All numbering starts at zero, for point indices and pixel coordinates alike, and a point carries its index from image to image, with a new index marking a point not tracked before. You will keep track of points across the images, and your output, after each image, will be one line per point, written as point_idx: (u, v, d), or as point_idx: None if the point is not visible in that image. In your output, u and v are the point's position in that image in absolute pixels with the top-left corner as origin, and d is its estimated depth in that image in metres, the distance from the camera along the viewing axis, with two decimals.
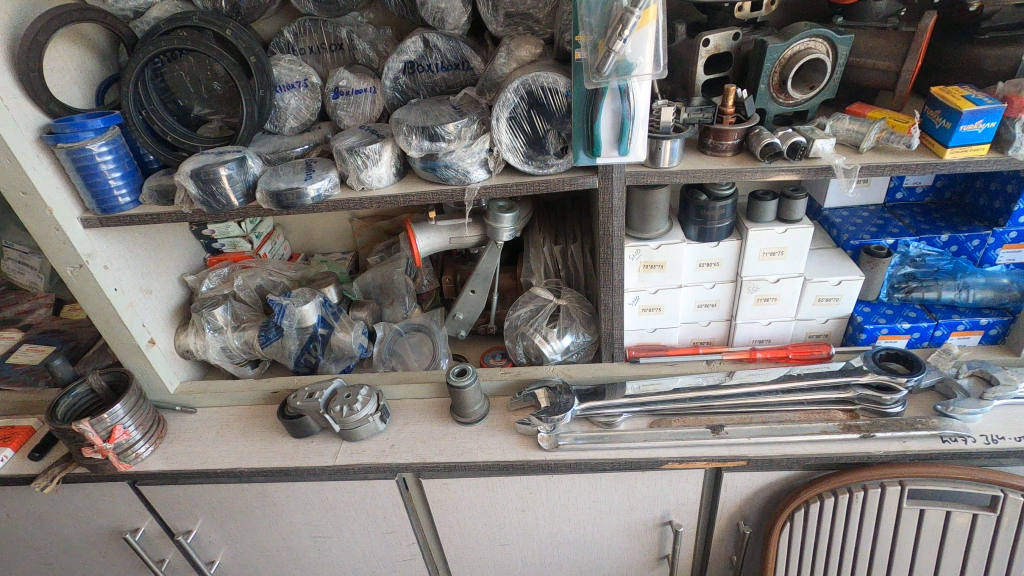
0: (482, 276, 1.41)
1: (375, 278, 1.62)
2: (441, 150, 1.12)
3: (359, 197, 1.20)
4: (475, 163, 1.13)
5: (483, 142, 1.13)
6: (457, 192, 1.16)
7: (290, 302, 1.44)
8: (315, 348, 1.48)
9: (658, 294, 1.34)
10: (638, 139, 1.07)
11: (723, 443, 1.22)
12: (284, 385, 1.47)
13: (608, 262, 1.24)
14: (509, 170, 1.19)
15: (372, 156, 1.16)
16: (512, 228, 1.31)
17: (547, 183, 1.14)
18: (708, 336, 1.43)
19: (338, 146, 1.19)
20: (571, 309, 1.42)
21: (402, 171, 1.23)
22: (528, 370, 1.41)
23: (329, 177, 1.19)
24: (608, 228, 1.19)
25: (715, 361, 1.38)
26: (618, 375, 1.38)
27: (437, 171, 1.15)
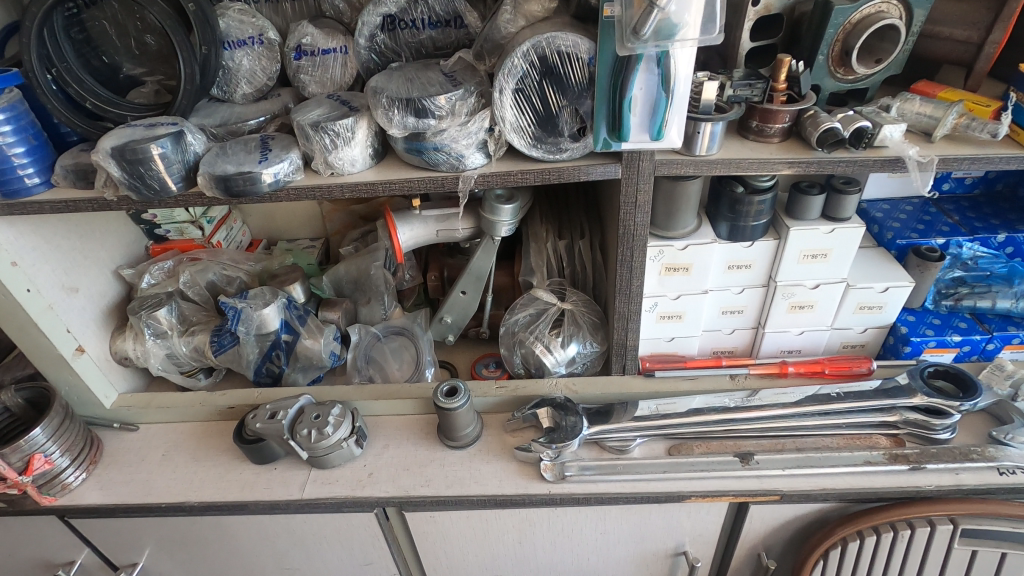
0: (473, 275, 1.21)
1: (348, 272, 1.40)
2: (429, 130, 0.90)
3: (327, 184, 0.97)
4: (470, 145, 0.92)
5: (483, 120, 0.91)
6: (448, 182, 0.95)
7: (246, 305, 1.21)
8: (277, 356, 1.26)
9: (680, 301, 1.16)
10: (675, 122, 0.86)
11: (753, 474, 1.07)
12: (242, 400, 1.26)
13: (626, 265, 1.05)
14: (512, 155, 0.98)
15: (343, 134, 0.94)
16: (512, 222, 1.11)
17: (559, 173, 0.93)
18: (730, 344, 1.27)
19: (300, 120, 0.95)
20: (577, 315, 1.23)
21: (381, 152, 1.01)
22: (528, 385, 1.23)
23: (291, 157, 0.97)
24: (632, 226, 1.00)
25: (740, 376, 1.21)
26: (631, 392, 1.20)
27: (424, 155, 0.94)
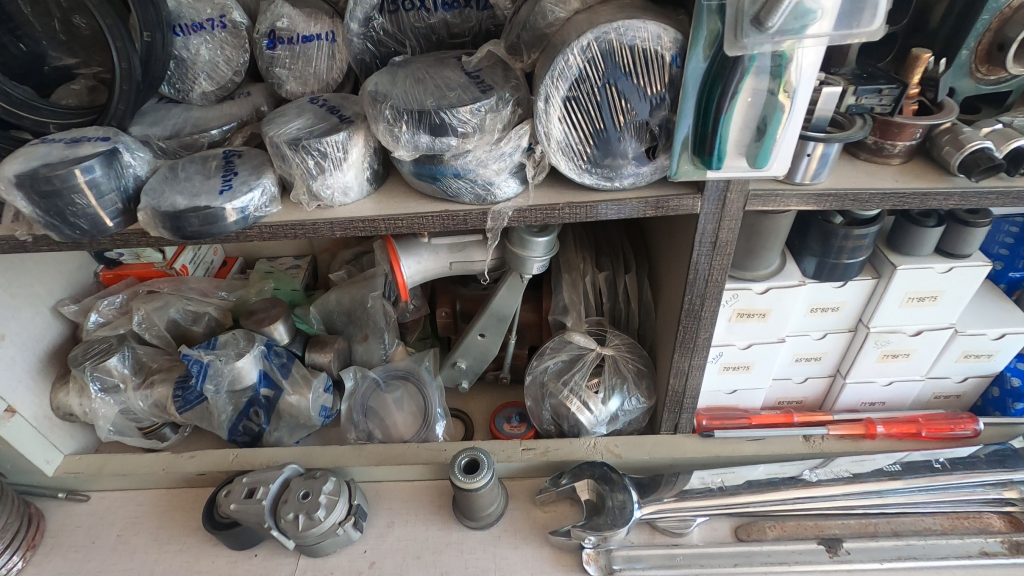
0: (495, 316, 0.99)
1: (340, 304, 1.17)
2: (449, 152, 0.67)
3: (312, 220, 0.74)
4: (502, 171, 0.70)
5: (520, 138, 0.68)
6: (471, 218, 0.73)
7: (214, 356, 0.98)
8: (256, 414, 1.04)
9: (750, 350, 0.95)
10: (787, 146, 0.63)
11: (845, 568, 0.87)
12: (215, 464, 1.04)
13: (693, 316, 0.84)
14: (554, 180, 0.75)
15: (332, 155, 0.70)
16: (547, 258, 0.88)
17: (618, 207, 0.71)
18: (800, 394, 1.06)
19: (273, 136, 0.72)
20: (619, 363, 1.02)
21: (382, 175, 0.77)
22: (561, 447, 1.02)
23: (265, 184, 0.73)
24: (707, 271, 0.78)
25: (816, 438, 1.00)
26: (685, 457, 1.00)
27: (440, 183, 0.71)
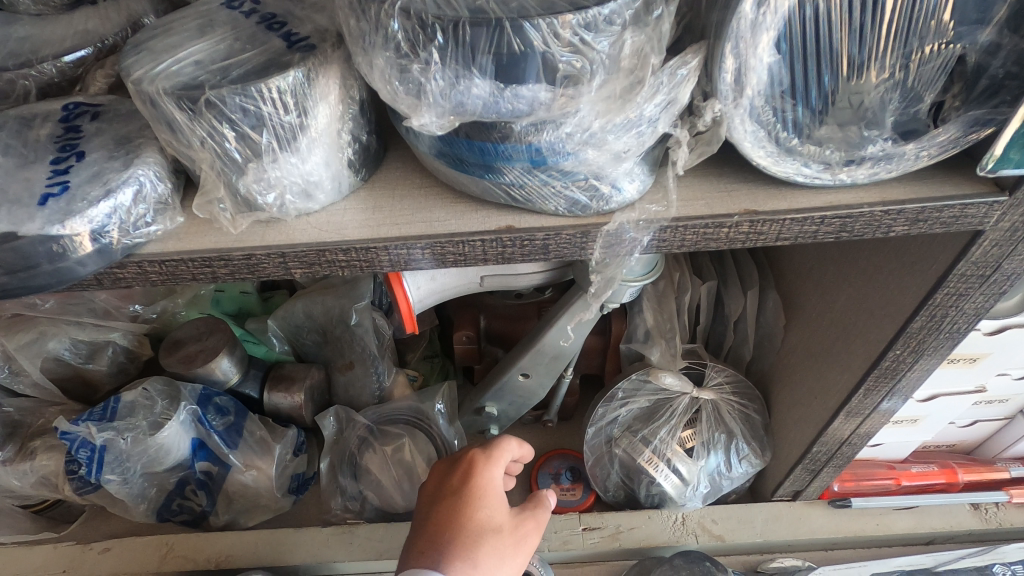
0: (548, 353, 0.65)
1: (312, 319, 0.79)
2: (528, 118, 0.31)
3: (240, 247, 0.37)
4: (628, 155, 0.34)
5: (677, 85, 0.32)
6: (558, 241, 0.37)
7: (113, 433, 0.63)
8: (193, 493, 0.71)
9: (929, 403, 0.64)
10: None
11: None
12: (140, 563, 0.70)
13: (894, 376, 0.51)
14: (709, 164, 0.39)
15: (273, 118, 0.34)
16: (646, 281, 0.53)
17: (843, 221, 0.37)
18: (959, 439, 0.77)
19: (143, 77, 0.34)
20: (722, 409, 0.72)
21: (379, 153, 0.41)
22: (639, 528, 0.71)
23: (141, 176, 0.36)
24: (950, 316, 0.45)
25: (989, 508, 0.72)
26: (809, 539, 0.72)
27: (498, 176, 0.35)
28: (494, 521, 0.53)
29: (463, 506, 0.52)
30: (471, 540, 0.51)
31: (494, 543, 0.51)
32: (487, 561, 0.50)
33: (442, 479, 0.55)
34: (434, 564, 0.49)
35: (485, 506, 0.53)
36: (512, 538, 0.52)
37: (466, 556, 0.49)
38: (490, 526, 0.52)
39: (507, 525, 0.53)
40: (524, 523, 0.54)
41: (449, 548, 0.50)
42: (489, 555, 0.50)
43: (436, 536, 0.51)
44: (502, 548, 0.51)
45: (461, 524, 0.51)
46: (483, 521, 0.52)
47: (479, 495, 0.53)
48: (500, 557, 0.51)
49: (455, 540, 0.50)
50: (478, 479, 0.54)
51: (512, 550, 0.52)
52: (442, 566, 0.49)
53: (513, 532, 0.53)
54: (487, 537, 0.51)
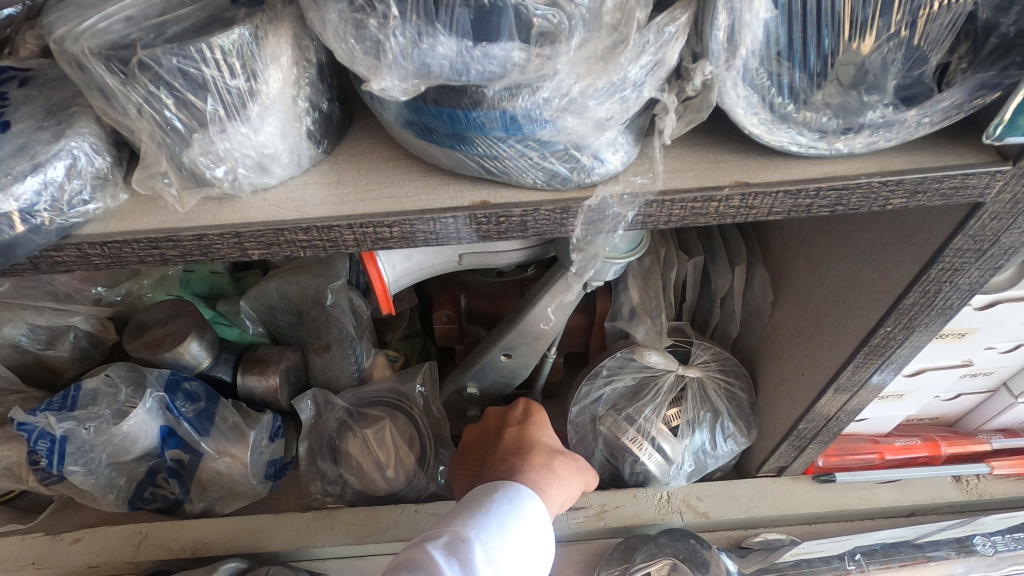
0: (531, 333, 0.63)
1: (286, 300, 0.76)
2: (501, 81, 0.28)
3: (189, 226, 0.34)
4: (611, 123, 0.32)
5: (664, 45, 0.29)
6: (536, 217, 0.34)
7: (74, 423, 0.60)
8: (166, 480, 0.69)
9: (916, 378, 0.63)
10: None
11: None
12: (112, 554, 0.68)
13: (884, 353, 0.50)
14: (698, 132, 0.37)
15: (218, 83, 0.30)
16: (631, 258, 0.51)
17: (839, 193, 0.34)
18: (942, 412, 0.77)
19: (66, 36, 0.30)
20: (707, 387, 0.71)
21: (342, 123, 0.37)
22: (624, 507, 0.71)
23: (75, 149, 0.33)
24: (944, 292, 0.43)
25: (970, 480, 0.73)
26: (793, 514, 0.72)
27: (471, 147, 0.32)
28: (556, 447, 0.62)
29: (531, 430, 0.62)
30: (546, 454, 0.60)
31: (560, 461, 0.60)
32: (561, 471, 0.59)
33: (503, 415, 0.65)
34: (519, 466, 0.57)
35: (548, 434, 0.63)
36: (573, 462, 0.61)
37: (545, 463, 0.58)
38: (554, 449, 0.61)
39: (568, 452, 0.62)
40: (579, 455, 0.64)
41: (530, 456, 0.59)
42: (559, 467, 0.59)
43: (514, 451, 0.59)
44: (568, 464, 0.60)
45: (533, 443, 0.61)
46: (548, 446, 0.61)
47: (540, 426, 0.63)
48: (568, 472, 0.59)
49: (533, 452, 0.59)
50: (538, 415, 0.64)
51: (576, 471, 0.61)
52: (526, 468, 0.57)
53: (574, 459, 0.62)
54: (555, 455, 0.60)
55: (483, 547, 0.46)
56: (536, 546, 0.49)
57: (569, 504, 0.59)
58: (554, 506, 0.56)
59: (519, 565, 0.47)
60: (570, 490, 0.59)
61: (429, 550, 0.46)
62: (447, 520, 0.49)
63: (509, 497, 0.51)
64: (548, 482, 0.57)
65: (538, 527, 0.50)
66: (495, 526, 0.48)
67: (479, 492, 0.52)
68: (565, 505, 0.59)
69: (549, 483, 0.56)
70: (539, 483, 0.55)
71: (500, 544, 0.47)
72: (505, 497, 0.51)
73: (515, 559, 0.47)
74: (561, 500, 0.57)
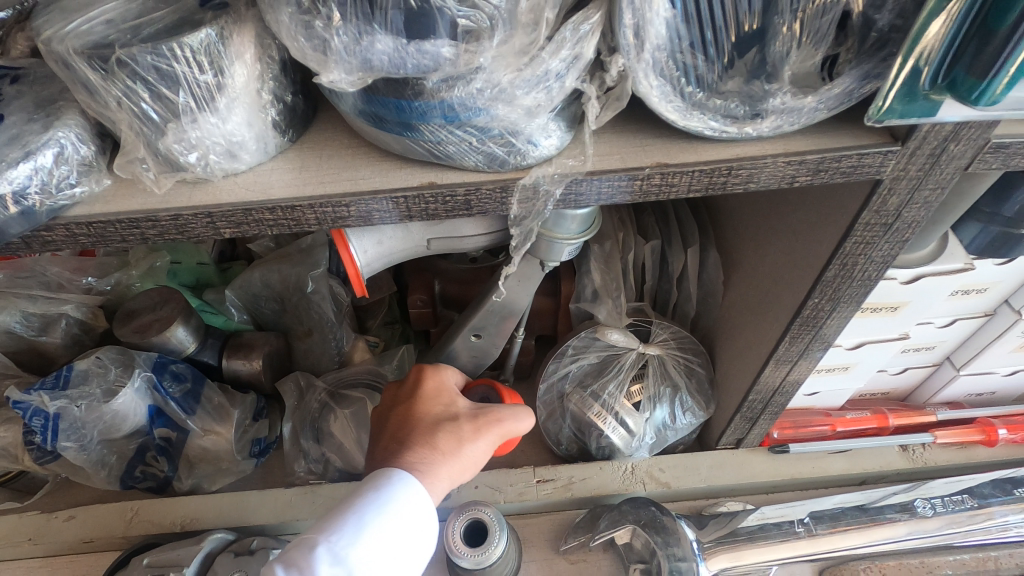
0: (497, 313, 0.67)
1: (269, 288, 0.80)
2: (435, 74, 0.32)
3: (168, 206, 0.38)
4: (540, 110, 0.36)
5: (581, 41, 0.33)
6: (478, 196, 0.38)
7: (66, 401, 0.64)
8: (155, 458, 0.72)
9: (857, 351, 0.68)
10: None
11: None
12: (105, 529, 0.72)
13: (816, 324, 0.54)
14: (626, 119, 0.41)
15: (189, 78, 0.34)
16: (584, 238, 0.55)
17: (748, 171, 0.39)
18: (892, 386, 0.82)
19: (51, 37, 0.34)
20: (667, 364, 0.75)
21: (306, 113, 0.41)
22: (590, 478, 0.75)
23: (62, 138, 0.37)
24: (860, 265, 0.48)
25: (918, 449, 0.77)
26: (748, 483, 0.76)
27: (418, 133, 0.36)
28: (454, 412, 0.57)
29: (416, 406, 0.57)
30: (428, 430, 0.55)
31: (451, 430, 0.55)
32: (447, 444, 0.54)
33: (397, 392, 0.60)
34: (394, 455, 0.54)
35: (439, 403, 0.57)
36: (471, 425, 0.56)
37: (427, 441, 0.54)
38: (443, 418, 0.56)
39: (462, 417, 0.56)
40: (487, 410, 0.57)
41: (411, 438, 0.55)
42: (449, 439, 0.54)
43: (397, 436, 0.56)
44: (458, 432, 0.55)
45: (419, 420, 0.56)
46: (440, 416, 0.56)
47: (428, 397, 0.58)
48: (459, 441, 0.54)
49: (416, 432, 0.55)
50: (429, 385, 0.59)
51: (473, 434, 0.55)
52: (402, 457, 0.53)
53: (471, 421, 0.56)
54: (441, 426, 0.55)
55: (328, 553, 0.46)
56: (391, 550, 0.48)
57: (471, 471, 0.55)
58: (439, 485, 0.52)
59: (377, 566, 0.47)
60: (464, 459, 0.54)
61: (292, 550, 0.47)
62: (320, 519, 0.50)
63: (376, 494, 0.49)
64: (430, 461, 0.53)
65: (399, 529, 0.48)
66: (353, 528, 0.47)
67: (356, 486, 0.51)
68: (465, 473, 0.55)
69: (427, 466, 0.53)
70: (417, 467, 0.52)
71: (355, 546, 0.47)
72: (372, 494, 0.49)
73: (371, 561, 0.47)
74: (453, 475, 0.53)
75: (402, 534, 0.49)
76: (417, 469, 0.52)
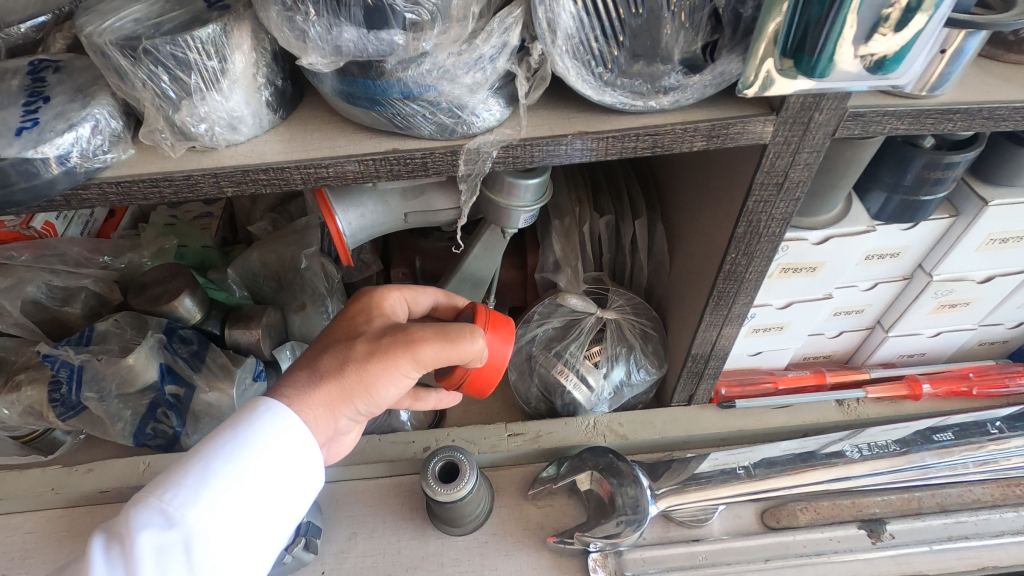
0: (467, 280, 0.75)
1: (267, 267, 0.90)
2: (391, 57, 0.41)
3: (182, 170, 0.47)
4: (479, 87, 0.45)
5: (507, 31, 0.42)
6: (433, 159, 0.47)
7: (89, 355, 0.75)
8: (165, 415, 0.80)
9: (787, 310, 0.76)
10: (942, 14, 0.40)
11: (886, 555, 0.75)
12: (121, 479, 0.81)
13: (736, 278, 0.63)
14: (555, 98, 0.50)
15: (199, 64, 0.43)
16: (538, 207, 0.64)
17: (652, 137, 0.47)
18: (831, 349, 0.90)
19: (90, 33, 0.43)
20: (623, 327, 0.84)
21: (294, 96, 0.50)
22: (555, 431, 0.84)
23: (97, 114, 0.45)
24: (763, 222, 0.56)
25: (851, 403, 0.86)
26: (699, 435, 0.84)
27: (383, 107, 0.45)
28: (362, 334, 0.56)
29: (338, 322, 0.58)
30: (329, 348, 0.56)
31: (343, 351, 0.55)
32: (333, 365, 0.54)
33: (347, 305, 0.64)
34: (297, 366, 0.57)
35: (357, 324, 0.57)
36: (366, 348, 0.54)
37: (320, 359, 0.55)
38: (350, 338, 0.56)
39: (364, 340, 0.55)
40: (393, 335, 0.55)
41: (315, 353, 0.57)
42: (336, 360, 0.54)
43: (313, 347, 0.59)
44: (351, 355, 0.54)
45: (332, 336, 0.57)
46: (347, 335, 0.56)
47: (352, 314, 0.59)
48: (344, 363, 0.54)
49: (322, 348, 0.57)
50: (359, 303, 0.59)
51: (365, 359, 0.54)
52: (299, 370, 0.56)
53: (369, 346, 0.54)
54: (338, 346, 0.55)
55: (154, 528, 0.46)
56: (227, 522, 0.48)
57: (359, 399, 0.54)
58: (311, 410, 0.53)
59: (220, 525, 0.48)
60: (343, 383, 0.53)
61: (117, 517, 0.47)
62: (154, 481, 0.49)
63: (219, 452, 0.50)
64: (311, 380, 0.54)
65: (238, 502, 0.49)
66: (193, 489, 0.48)
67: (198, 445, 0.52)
68: (351, 399, 0.54)
69: (307, 386, 0.54)
70: (293, 393, 0.54)
71: (193, 510, 0.47)
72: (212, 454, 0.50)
73: (213, 521, 0.48)
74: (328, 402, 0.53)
75: (250, 489, 0.50)
76: (286, 395, 0.54)
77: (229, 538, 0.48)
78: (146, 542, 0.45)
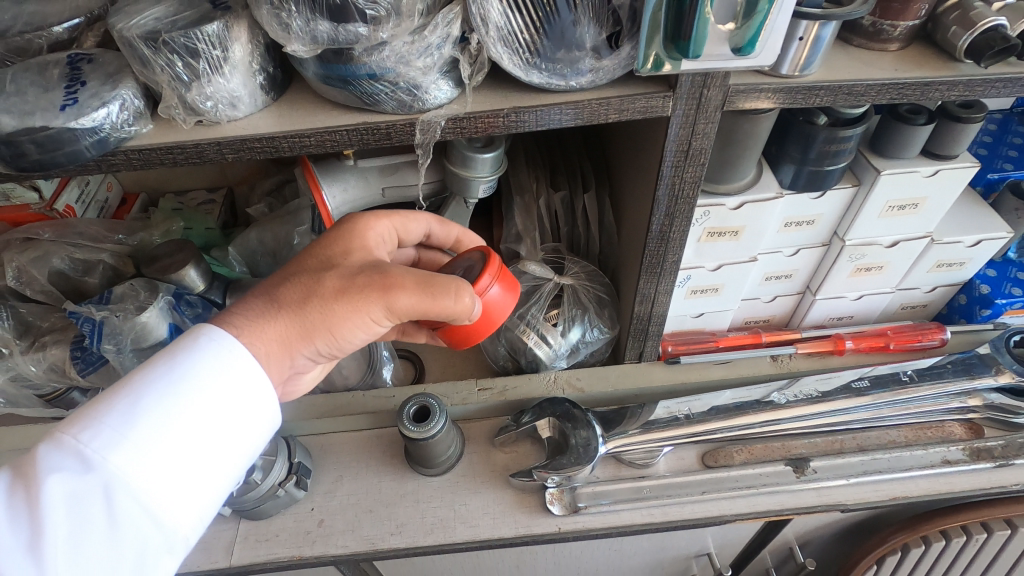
0: None
1: (263, 245, 1.01)
2: (357, 44, 0.52)
3: (192, 140, 0.58)
4: (430, 70, 0.56)
5: (448, 24, 0.54)
6: (396, 129, 0.58)
7: (109, 312, 0.85)
8: None
9: (719, 272, 0.87)
10: (786, 8, 0.52)
11: (809, 486, 0.85)
12: None
13: (662, 236, 0.73)
14: (497, 82, 0.61)
15: (206, 53, 0.55)
16: (495, 178, 0.75)
17: (573, 110, 0.58)
18: (768, 313, 1.02)
19: (121, 30, 0.55)
20: (579, 292, 0.94)
21: (283, 82, 0.62)
22: (519, 385, 0.94)
23: (124, 95, 0.56)
24: (677, 184, 0.67)
25: (784, 358, 0.97)
26: (649, 388, 0.94)
27: (353, 87, 0.56)
28: (333, 272, 0.63)
29: (317, 250, 0.65)
30: (300, 275, 0.63)
31: (309, 285, 0.62)
32: (297, 298, 0.61)
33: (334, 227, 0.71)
34: (269, 284, 0.63)
35: (333, 259, 0.64)
36: (334, 287, 0.61)
37: (287, 289, 0.62)
38: (324, 271, 0.63)
39: (334, 278, 0.62)
40: (366, 279, 0.61)
41: (287, 277, 0.63)
42: (301, 294, 0.61)
43: (288, 267, 0.65)
44: (320, 291, 0.61)
45: (307, 263, 0.64)
46: (320, 268, 0.63)
47: (333, 244, 0.66)
48: (309, 298, 0.61)
49: (295, 273, 0.63)
50: (342, 236, 0.66)
51: (331, 297, 0.61)
52: (268, 290, 0.63)
53: (340, 287, 0.61)
54: (308, 278, 0.62)
55: (66, 473, 0.49)
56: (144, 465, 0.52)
57: (311, 339, 0.61)
58: (263, 343, 0.60)
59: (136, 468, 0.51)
60: (303, 318, 0.60)
61: (31, 456, 0.50)
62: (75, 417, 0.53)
63: (137, 398, 0.54)
64: (270, 310, 0.61)
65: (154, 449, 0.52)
66: (111, 434, 0.51)
67: (120, 388, 0.55)
68: (306, 336, 0.61)
69: (270, 314, 0.61)
70: (246, 323, 0.60)
71: (109, 455, 0.50)
72: (131, 401, 0.54)
73: (129, 463, 0.51)
74: (285, 337, 0.60)
75: (171, 434, 0.54)
76: (240, 325, 0.60)
77: (145, 483, 0.52)
78: (61, 484, 0.49)
